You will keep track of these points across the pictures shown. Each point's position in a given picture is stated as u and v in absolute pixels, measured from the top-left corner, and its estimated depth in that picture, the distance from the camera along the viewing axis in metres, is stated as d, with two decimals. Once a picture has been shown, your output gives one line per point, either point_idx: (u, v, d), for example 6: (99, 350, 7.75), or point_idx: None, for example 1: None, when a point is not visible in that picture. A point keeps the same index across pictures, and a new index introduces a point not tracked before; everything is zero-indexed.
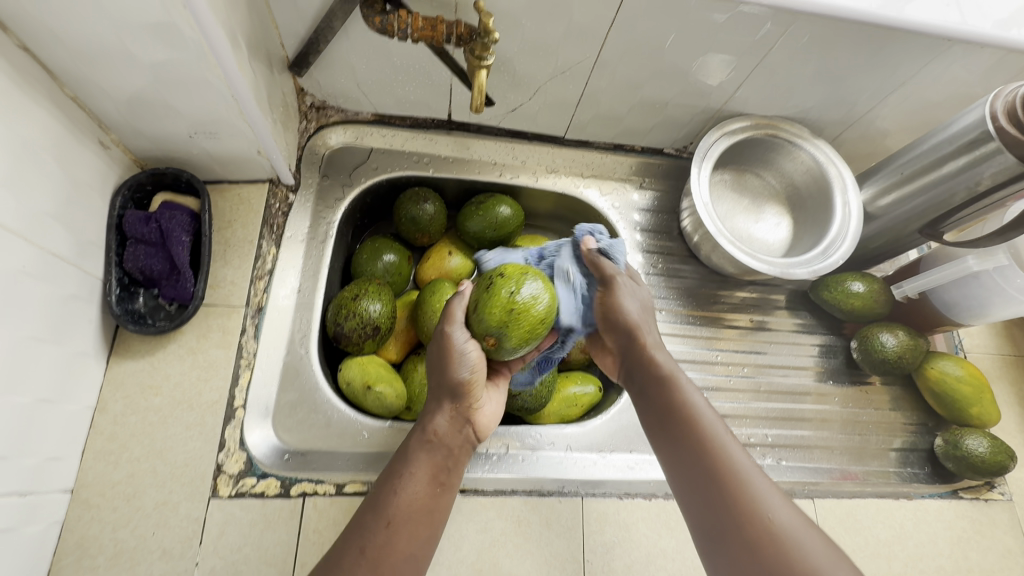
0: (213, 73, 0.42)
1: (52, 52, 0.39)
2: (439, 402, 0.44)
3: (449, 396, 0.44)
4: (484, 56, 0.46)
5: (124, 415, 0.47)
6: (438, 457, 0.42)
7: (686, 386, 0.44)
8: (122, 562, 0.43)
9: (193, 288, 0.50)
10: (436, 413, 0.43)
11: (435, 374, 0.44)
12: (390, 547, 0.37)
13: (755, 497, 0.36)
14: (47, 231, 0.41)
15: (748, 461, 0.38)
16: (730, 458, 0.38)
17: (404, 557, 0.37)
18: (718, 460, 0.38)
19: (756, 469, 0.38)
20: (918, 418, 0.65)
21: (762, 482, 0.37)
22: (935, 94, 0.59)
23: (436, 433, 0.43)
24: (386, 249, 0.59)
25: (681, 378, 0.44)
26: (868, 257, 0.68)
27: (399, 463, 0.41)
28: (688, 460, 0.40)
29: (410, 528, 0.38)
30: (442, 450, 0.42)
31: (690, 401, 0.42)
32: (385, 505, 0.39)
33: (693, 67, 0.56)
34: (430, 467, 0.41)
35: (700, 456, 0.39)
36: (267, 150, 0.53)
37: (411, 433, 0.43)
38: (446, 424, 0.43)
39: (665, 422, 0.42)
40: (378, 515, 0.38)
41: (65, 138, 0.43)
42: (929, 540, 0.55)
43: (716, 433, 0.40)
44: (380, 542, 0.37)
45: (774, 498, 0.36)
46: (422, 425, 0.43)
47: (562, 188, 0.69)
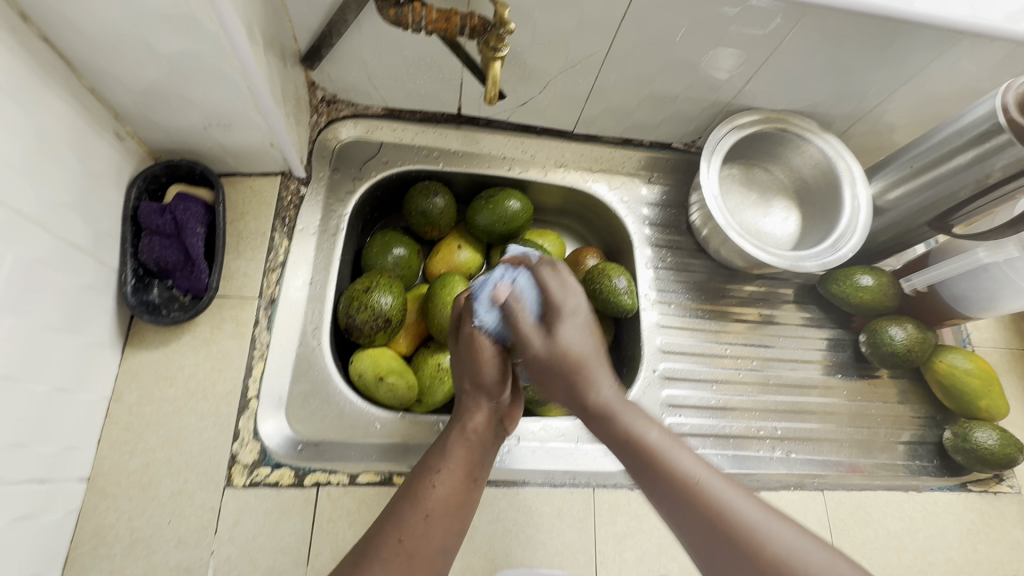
0: (230, 65, 0.42)
1: (71, 44, 0.39)
2: (475, 399, 0.44)
3: (485, 393, 0.44)
4: (499, 47, 0.46)
5: (139, 405, 0.47)
6: (474, 452, 0.42)
7: (638, 422, 0.38)
8: (138, 551, 0.43)
9: (207, 279, 0.50)
10: (473, 410, 0.43)
11: (469, 373, 0.44)
12: (426, 540, 0.36)
13: (749, 524, 0.32)
14: (65, 220, 0.41)
15: (726, 485, 0.35)
16: (713, 498, 0.34)
17: (437, 549, 0.37)
18: (706, 503, 0.34)
19: (731, 488, 0.34)
20: (926, 411, 0.66)
21: (751, 507, 0.33)
22: (945, 88, 0.59)
23: (474, 431, 0.42)
24: (396, 242, 0.59)
25: (632, 414, 0.38)
26: (877, 251, 0.68)
27: (436, 456, 0.41)
28: (677, 516, 0.34)
29: (446, 521, 0.38)
30: (478, 446, 0.42)
31: (652, 445, 0.37)
32: (423, 497, 0.38)
33: (703, 61, 0.57)
34: (467, 461, 0.41)
35: (687, 510, 0.34)
36: (280, 142, 0.53)
37: (447, 428, 0.43)
38: (484, 421, 0.43)
39: (640, 474, 0.37)
40: (415, 507, 0.37)
41: (82, 129, 0.43)
42: (938, 532, 0.56)
43: (687, 473, 0.35)
44: (417, 532, 0.36)
45: (767, 518, 0.33)
46: (460, 420, 0.43)
47: (571, 182, 0.69)
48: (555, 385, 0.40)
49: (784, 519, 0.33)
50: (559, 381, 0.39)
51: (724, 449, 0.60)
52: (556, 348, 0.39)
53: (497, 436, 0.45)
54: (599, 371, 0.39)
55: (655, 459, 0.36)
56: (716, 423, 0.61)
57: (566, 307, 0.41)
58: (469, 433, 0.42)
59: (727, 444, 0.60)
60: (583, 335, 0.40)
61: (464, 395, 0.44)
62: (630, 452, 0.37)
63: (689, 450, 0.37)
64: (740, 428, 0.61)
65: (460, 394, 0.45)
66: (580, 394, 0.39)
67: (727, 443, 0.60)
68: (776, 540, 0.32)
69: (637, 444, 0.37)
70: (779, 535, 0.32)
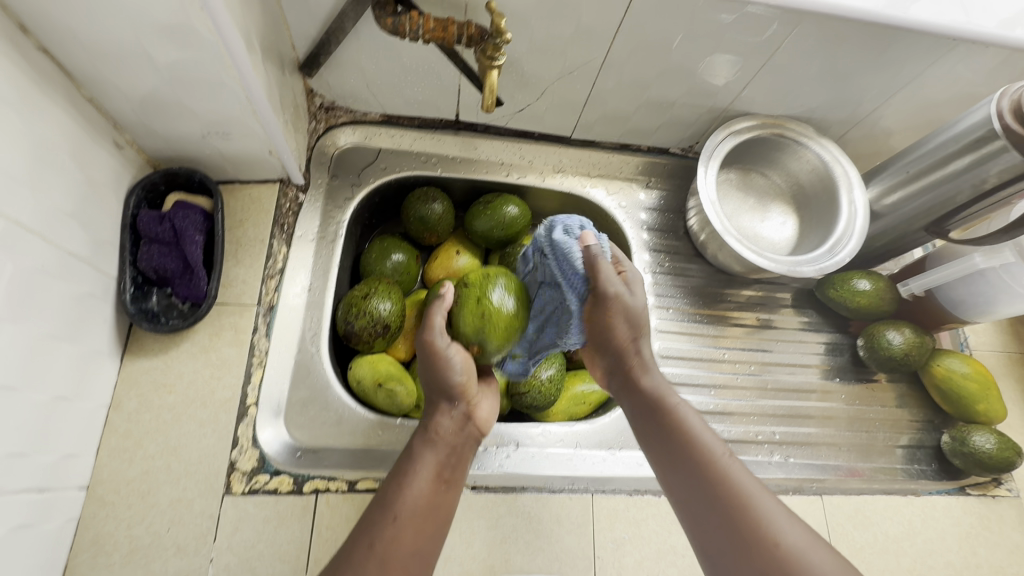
0: (229, 75, 0.43)
1: (70, 54, 0.39)
2: (437, 405, 0.45)
3: (447, 397, 0.45)
4: (495, 56, 0.47)
5: (139, 413, 0.47)
6: (441, 456, 0.43)
7: (690, 416, 0.45)
8: (137, 559, 0.43)
9: (206, 287, 0.50)
10: (438, 416, 0.44)
11: (430, 380, 0.45)
12: (398, 544, 0.37)
13: (752, 501, 0.39)
14: (64, 229, 0.42)
15: (743, 472, 0.41)
16: (733, 478, 0.41)
17: (412, 552, 0.37)
18: (716, 473, 0.41)
19: (753, 482, 0.40)
20: (924, 415, 0.66)
21: (763, 495, 0.40)
22: (941, 93, 0.59)
23: (439, 434, 0.43)
24: (394, 248, 0.59)
25: (681, 404, 0.45)
26: (875, 256, 0.68)
27: (404, 463, 0.42)
28: (683, 477, 0.42)
29: (416, 524, 0.38)
30: (445, 450, 0.43)
31: (683, 425, 0.44)
32: (393, 501, 0.39)
33: (700, 68, 0.57)
34: (435, 465, 0.42)
35: (696, 475, 0.42)
36: (278, 150, 0.53)
37: (414, 436, 0.44)
38: (449, 423, 0.44)
39: (659, 439, 0.45)
40: (386, 511, 0.38)
41: (82, 138, 0.43)
42: (937, 536, 0.56)
43: (712, 451, 0.42)
44: (389, 536, 0.37)
45: (777, 509, 0.39)
46: (426, 427, 0.44)
47: (569, 187, 0.69)
48: (608, 358, 0.47)
49: (790, 515, 0.39)
50: (613, 362, 0.47)
51: None
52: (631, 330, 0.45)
53: (469, 438, 0.45)
54: (653, 369, 0.47)
55: (682, 431, 0.44)
56: (715, 427, 0.61)
57: (611, 292, 0.42)
58: (434, 437, 0.43)
59: None
60: (626, 325, 0.44)
61: (427, 405, 0.45)
62: (661, 421, 0.45)
63: (712, 432, 0.44)
64: (738, 432, 0.61)
65: (425, 402, 0.46)
66: (635, 377, 0.46)
67: None
68: (784, 537, 0.37)
69: (672, 419, 0.44)
70: (784, 528, 0.38)
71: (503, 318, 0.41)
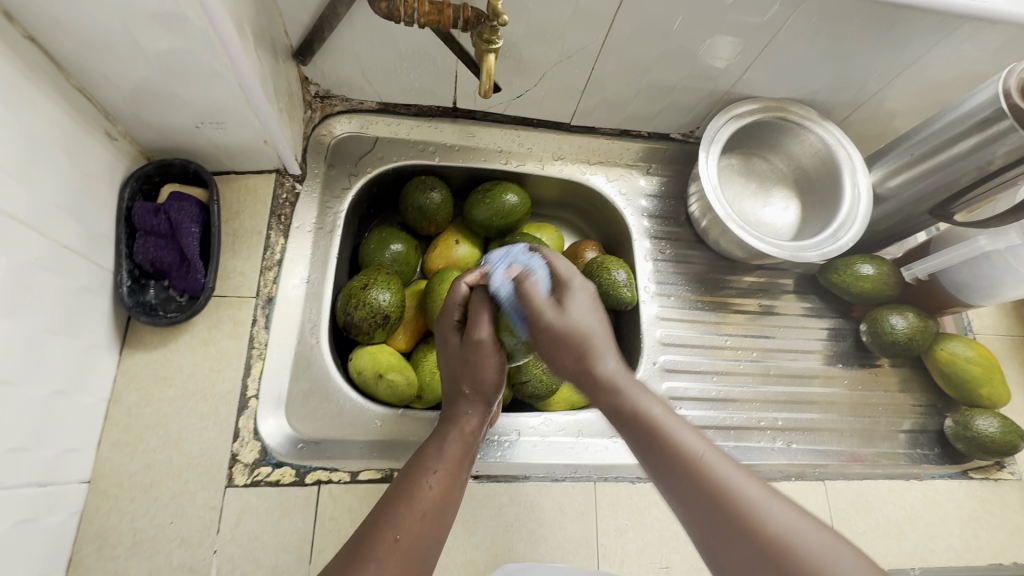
0: (221, 62, 0.42)
1: (58, 43, 0.39)
2: (470, 404, 0.44)
3: (483, 398, 0.44)
4: (492, 39, 0.45)
5: (139, 406, 0.47)
6: (466, 453, 0.42)
7: (641, 398, 0.38)
8: (141, 551, 0.43)
9: (203, 279, 0.50)
10: (468, 413, 0.43)
11: (466, 376, 0.44)
12: (422, 539, 0.36)
13: (750, 505, 0.32)
14: (58, 222, 0.41)
15: (726, 462, 0.34)
16: (713, 474, 0.34)
17: (432, 545, 0.37)
18: (706, 480, 0.33)
19: (734, 468, 0.34)
20: (927, 400, 0.65)
21: (749, 484, 0.33)
22: (947, 73, 0.58)
23: (469, 432, 0.43)
24: (393, 238, 0.59)
25: (636, 391, 0.38)
26: (878, 240, 0.68)
27: (431, 456, 0.40)
28: (683, 492, 0.34)
29: (440, 520, 0.38)
30: (470, 448, 0.42)
31: (654, 421, 0.36)
32: (419, 496, 0.37)
33: (701, 50, 0.56)
34: (459, 462, 0.41)
35: (686, 486, 0.34)
36: (273, 139, 0.52)
37: (442, 427, 0.43)
38: (476, 423, 0.44)
39: (643, 447, 0.37)
40: (412, 504, 0.37)
41: (73, 129, 0.43)
42: (940, 520, 0.56)
43: (690, 450, 0.35)
44: (413, 531, 0.36)
45: (766, 496, 0.33)
46: (458, 422, 0.43)
47: (568, 174, 0.68)
48: (564, 361, 0.41)
49: (781, 497, 0.33)
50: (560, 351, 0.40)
51: (725, 441, 0.60)
52: (565, 321, 0.39)
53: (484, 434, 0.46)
54: (605, 347, 0.40)
55: (659, 433, 0.36)
56: (717, 414, 0.61)
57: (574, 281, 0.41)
58: (465, 436, 0.42)
59: (729, 435, 0.60)
60: (590, 309, 0.40)
61: (463, 398, 0.44)
62: (635, 425, 0.37)
63: (693, 430, 0.36)
64: (741, 419, 0.61)
65: (450, 396, 0.45)
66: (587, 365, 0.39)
67: (728, 434, 0.60)
68: (771, 516, 0.32)
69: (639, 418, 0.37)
70: (779, 515, 0.32)
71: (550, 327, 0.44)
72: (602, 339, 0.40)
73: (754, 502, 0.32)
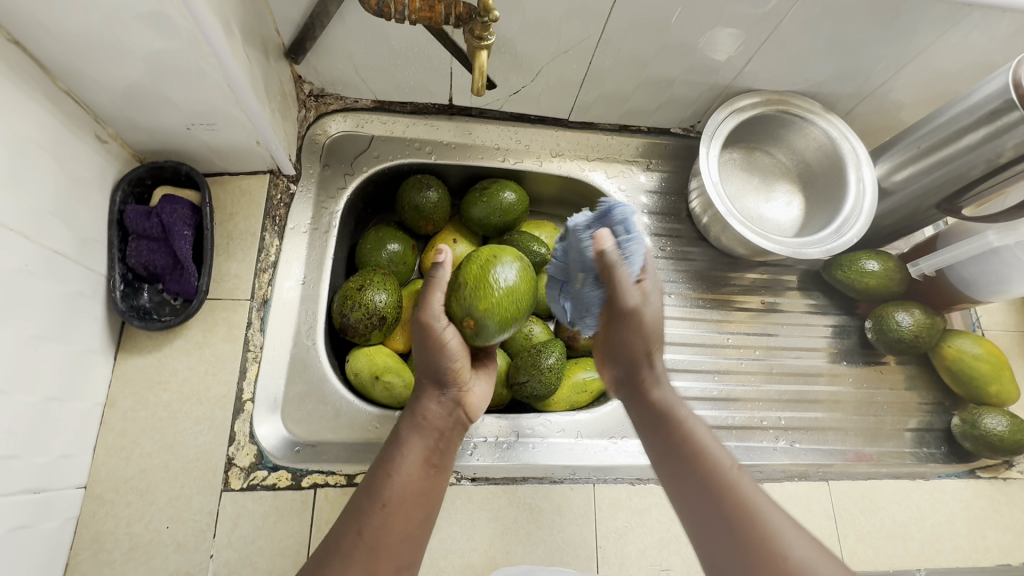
0: (208, 63, 0.41)
1: (44, 47, 0.38)
2: (427, 387, 0.43)
3: (437, 379, 0.42)
4: (484, 35, 0.44)
5: (134, 411, 0.47)
6: (428, 440, 0.41)
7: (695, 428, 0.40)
8: (137, 556, 0.43)
9: (197, 282, 0.49)
10: (425, 398, 0.43)
11: (422, 360, 0.43)
12: (386, 531, 0.37)
13: (774, 536, 0.34)
14: (48, 228, 0.41)
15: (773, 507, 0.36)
16: (752, 503, 0.36)
17: (402, 538, 0.37)
18: (737, 505, 0.36)
19: (767, 501, 0.36)
20: (934, 397, 0.64)
21: (777, 516, 0.35)
22: (955, 63, 0.57)
23: (427, 418, 0.42)
24: (390, 238, 0.58)
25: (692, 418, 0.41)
26: (883, 235, 0.66)
27: (392, 447, 0.41)
28: (707, 511, 0.37)
29: (404, 511, 0.38)
30: (433, 433, 0.42)
31: (694, 440, 0.39)
32: (378, 489, 0.38)
33: (701, 43, 0.55)
34: (422, 449, 0.40)
35: (718, 506, 0.36)
36: (265, 140, 0.52)
37: (400, 418, 0.43)
38: (437, 407, 0.42)
39: (678, 466, 0.39)
40: (372, 501, 0.38)
41: (62, 132, 0.42)
42: (945, 520, 0.55)
43: (728, 475, 0.38)
44: (376, 525, 0.36)
45: (800, 537, 0.35)
46: (413, 410, 0.42)
47: (567, 172, 0.67)
48: (620, 364, 0.42)
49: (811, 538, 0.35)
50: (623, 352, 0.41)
51: (726, 440, 0.59)
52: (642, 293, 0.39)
53: (456, 422, 0.43)
54: (660, 365, 0.42)
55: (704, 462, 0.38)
56: (719, 413, 0.60)
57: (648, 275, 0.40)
58: (421, 419, 0.41)
59: (731, 435, 0.59)
60: (658, 298, 0.40)
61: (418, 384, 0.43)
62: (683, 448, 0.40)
63: (732, 457, 0.39)
64: (743, 418, 0.60)
65: (414, 386, 0.44)
66: (643, 386, 0.42)
67: (730, 434, 0.59)
68: (793, 551, 0.34)
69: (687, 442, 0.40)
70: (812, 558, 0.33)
71: (496, 300, 0.40)
72: (655, 334, 0.40)
73: (777, 533, 0.34)
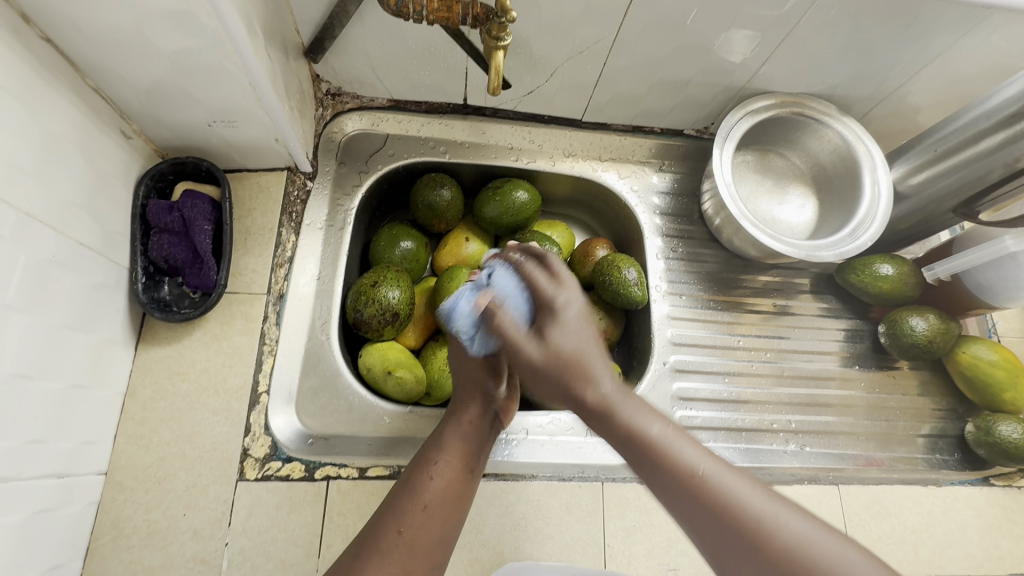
0: (231, 61, 0.42)
1: (75, 45, 0.39)
2: (471, 392, 0.45)
3: (481, 386, 0.45)
4: (501, 36, 0.45)
5: (153, 401, 0.48)
6: (469, 444, 0.42)
7: (638, 415, 0.36)
8: (155, 542, 0.44)
9: (216, 276, 0.50)
10: (469, 402, 0.45)
11: (466, 368, 0.46)
12: (426, 531, 0.36)
13: (760, 519, 0.31)
14: (74, 220, 0.42)
15: (727, 472, 0.33)
16: (715, 485, 0.32)
17: (437, 540, 0.37)
18: (710, 493, 0.32)
19: (738, 478, 0.33)
20: (947, 404, 0.64)
21: (753, 494, 0.32)
22: (974, 66, 0.56)
23: (469, 422, 0.44)
24: (403, 235, 0.59)
25: (631, 408, 0.36)
26: (898, 239, 0.66)
27: (433, 449, 0.41)
28: (684, 505, 0.33)
29: (444, 511, 0.38)
30: (473, 439, 0.43)
31: (654, 438, 0.35)
32: (420, 489, 0.38)
33: (715, 45, 0.55)
34: (462, 454, 0.41)
35: (692, 503, 0.32)
36: (284, 137, 0.53)
37: (443, 421, 0.44)
38: (479, 412, 0.45)
39: (646, 470, 0.35)
40: (414, 498, 0.37)
41: (89, 127, 0.43)
42: (958, 527, 0.54)
43: (691, 464, 0.33)
44: (417, 524, 0.36)
45: (772, 506, 0.32)
46: (456, 413, 0.44)
47: (580, 172, 0.67)
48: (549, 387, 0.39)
49: (792, 508, 0.32)
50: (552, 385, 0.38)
51: (736, 443, 0.59)
52: (545, 350, 0.38)
53: (494, 429, 0.46)
54: (596, 362, 0.38)
55: (667, 459, 0.34)
56: (729, 415, 0.60)
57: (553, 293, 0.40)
58: (465, 424, 0.43)
59: (740, 437, 0.59)
60: (579, 327, 0.38)
61: (462, 388, 0.46)
62: (638, 448, 0.35)
63: (693, 442, 0.35)
64: (753, 421, 0.60)
65: (458, 389, 0.47)
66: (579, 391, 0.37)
67: (739, 436, 0.59)
68: (783, 529, 0.31)
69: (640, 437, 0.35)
70: (789, 525, 0.31)
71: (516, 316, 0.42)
72: (591, 359, 0.37)
73: (761, 514, 0.31)
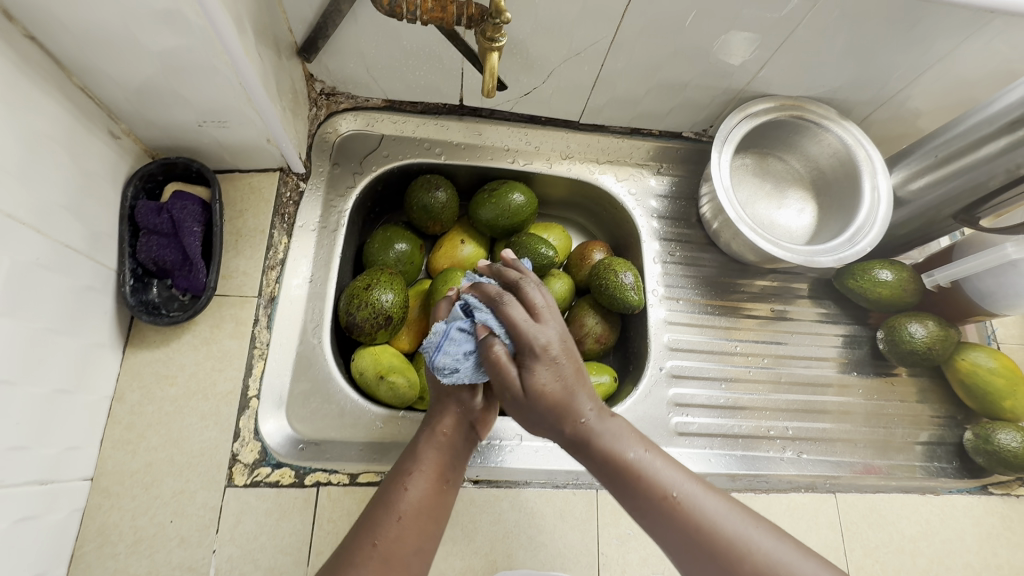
0: (221, 60, 0.41)
1: (60, 43, 0.39)
2: (444, 402, 0.43)
3: (455, 395, 0.43)
4: (495, 37, 0.44)
5: (141, 405, 0.47)
6: (444, 455, 0.41)
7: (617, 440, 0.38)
8: (142, 549, 0.43)
9: (205, 279, 0.50)
10: (442, 412, 0.43)
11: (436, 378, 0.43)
12: (402, 542, 0.36)
13: (732, 538, 0.34)
14: (60, 222, 0.41)
15: (704, 493, 0.36)
16: (691, 509, 0.35)
17: (413, 551, 0.36)
18: (687, 517, 0.34)
19: (712, 499, 0.35)
20: (946, 411, 0.63)
21: (728, 514, 0.35)
22: (976, 71, 0.55)
23: (443, 433, 0.42)
24: (398, 238, 0.58)
25: (612, 433, 0.38)
26: (897, 245, 0.65)
27: (407, 462, 0.40)
28: (661, 528, 0.35)
29: (417, 523, 0.37)
30: (449, 449, 0.41)
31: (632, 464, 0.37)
32: (395, 500, 0.37)
33: (714, 47, 0.54)
34: (437, 464, 0.40)
35: (668, 524, 0.35)
36: (276, 138, 0.52)
37: (418, 433, 0.42)
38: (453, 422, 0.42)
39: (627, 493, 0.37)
40: (390, 511, 0.37)
41: (75, 127, 0.43)
42: (956, 536, 0.54)
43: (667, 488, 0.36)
44: (392, 535, 0.36)
45: (743, 524, 0.34)
46: (431, 424, 0.42)
47: (576, 174, 0.67)
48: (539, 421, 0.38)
49: (763, 525, 0.35)
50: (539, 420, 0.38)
51: (733, 449, 0.58)
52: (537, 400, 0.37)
53: (471, 439, 0.43)
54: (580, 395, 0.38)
55: (646, 484, 0.36)
56: (725, 422, 0.60)
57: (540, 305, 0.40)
58: (438, 435, 0.41)
59: (737, 444, 0.59)
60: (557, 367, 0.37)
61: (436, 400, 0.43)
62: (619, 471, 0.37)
63: (672, 466, 0.37)
64: (750, 427, 0.60)
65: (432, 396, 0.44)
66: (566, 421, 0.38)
67: (736, 443, 0.59)
68: (756, 547, 0.33)
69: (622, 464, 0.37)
70: (761, 542, 0.33)
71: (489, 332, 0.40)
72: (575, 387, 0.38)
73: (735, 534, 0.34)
